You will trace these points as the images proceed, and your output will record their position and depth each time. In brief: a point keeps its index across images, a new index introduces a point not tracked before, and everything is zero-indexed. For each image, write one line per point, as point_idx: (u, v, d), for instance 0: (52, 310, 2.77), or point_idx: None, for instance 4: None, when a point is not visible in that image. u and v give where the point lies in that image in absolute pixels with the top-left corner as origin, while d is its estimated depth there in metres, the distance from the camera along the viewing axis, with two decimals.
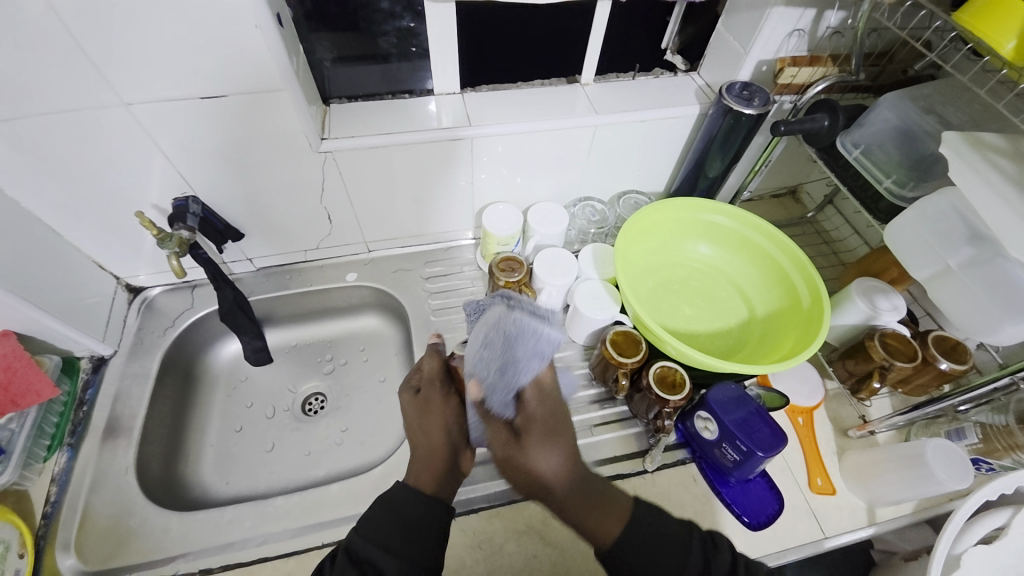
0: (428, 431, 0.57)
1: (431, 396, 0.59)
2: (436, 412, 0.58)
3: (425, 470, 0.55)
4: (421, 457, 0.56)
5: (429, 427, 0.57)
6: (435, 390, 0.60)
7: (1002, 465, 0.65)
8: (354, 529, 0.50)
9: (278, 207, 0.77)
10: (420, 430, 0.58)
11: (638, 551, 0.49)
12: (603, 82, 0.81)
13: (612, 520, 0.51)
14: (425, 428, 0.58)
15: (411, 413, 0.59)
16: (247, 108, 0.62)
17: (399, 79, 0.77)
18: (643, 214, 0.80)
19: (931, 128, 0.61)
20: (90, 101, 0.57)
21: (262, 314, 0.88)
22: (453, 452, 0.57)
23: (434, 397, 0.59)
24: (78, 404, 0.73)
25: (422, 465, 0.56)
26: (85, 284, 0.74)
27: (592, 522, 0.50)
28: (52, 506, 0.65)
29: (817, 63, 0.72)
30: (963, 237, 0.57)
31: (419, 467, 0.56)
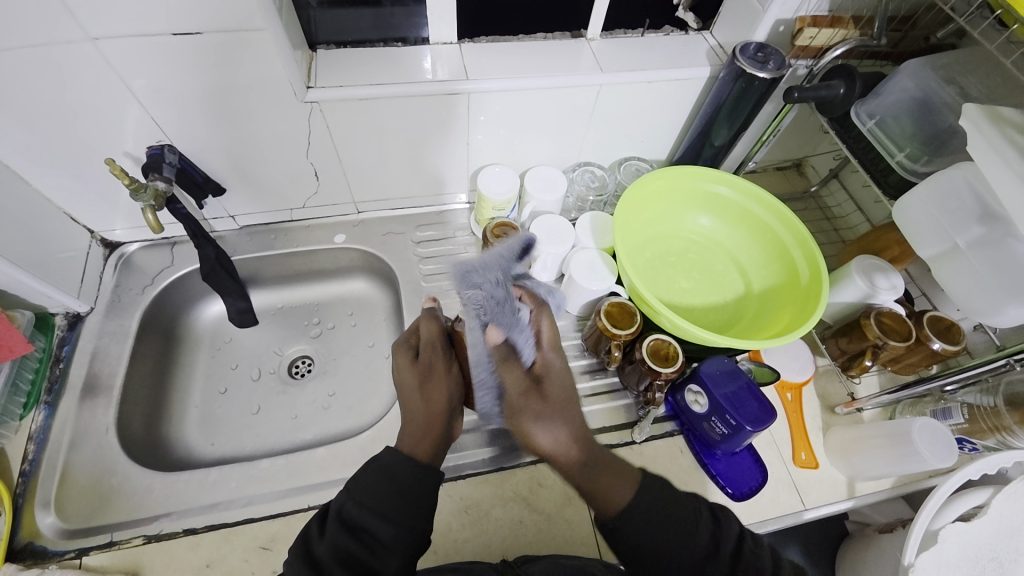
0: (430, 396, 0.55)
1: (434, 361, 0.58)
2: (434, 379, 0.57)
3: (423, 439, 0.53)
4: (417, 421, 0.54)
5: (430, 391, 0.56)
6: (437, 357, 0.58)
7: (987, 444, 0.66)
8: (346, 496, 0.49)
9: (261, 159, 0.73)
10: (419, 393, 0.56)
11: (641, 527, 0.48)
12: (610, 38, 0.76)
13: (623, 486, 0.50)
14: (424, 392, 0.56)
15: (410, 379, 0.57)
16: (226, 50, 0.57)
17: (391, 25, 0.71)
18: (644, 182, 0.77)
19: (951, 99, 0.58)
20: (50, 35, 0.52)
21: (246, 274, 0.85)
22: (450, 417, 0.56)
23: (436, 365, 0.58)
24: (54, 361, 0.70)
25: (418, 433, 0.54)
26: (56, 236, 0.71)
27: (602, 481, 0.49)
28: (31, 464, 0.63)
29: (837, 24, 0.67)
30: (973, 217, 0.56)
31: (413, 434, 0.54)
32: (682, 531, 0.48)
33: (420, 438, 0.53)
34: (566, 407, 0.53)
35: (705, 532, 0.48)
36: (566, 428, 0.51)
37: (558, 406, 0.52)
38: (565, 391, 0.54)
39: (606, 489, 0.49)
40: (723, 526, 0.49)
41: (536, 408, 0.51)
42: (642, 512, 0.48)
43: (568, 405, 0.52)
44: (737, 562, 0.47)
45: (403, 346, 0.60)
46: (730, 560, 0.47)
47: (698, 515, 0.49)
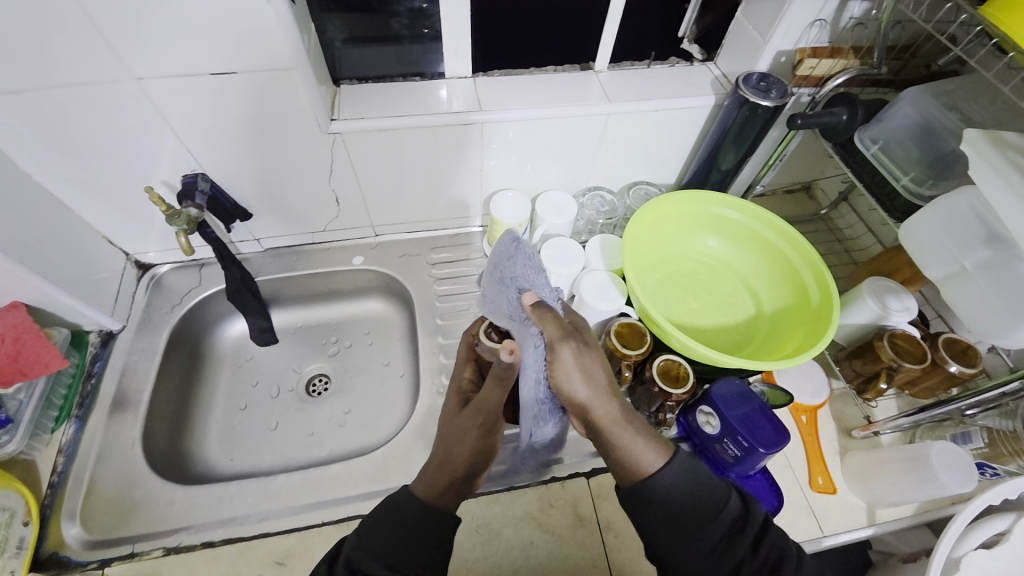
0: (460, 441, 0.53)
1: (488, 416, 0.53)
2: (465, 429, 0.53)
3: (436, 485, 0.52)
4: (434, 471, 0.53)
5: (452, 447, 0.53)
6: (480, 417, 0.53)
7: (1009, 469, 0.64)
8: (354, 541, 0.49)
9: (285, 187, 0.77)
10: (446, 437, 0.54)
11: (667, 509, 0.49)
12: (617, 70, 0.80)
13: (654, 453, 0.51)
14: (449, 440, 0.54)
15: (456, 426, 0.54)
16: (258, 87, 0.62)
17: (411, 61, 0.76)
18: (652, 206, 0.79)
19: (953, 125, 0.59)
20: (99, 75, 0.57)
21: (268, 295, 0.88)
22: (469, 478, 0.53)
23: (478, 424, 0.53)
24: (86, 377, 0.74)
25: (430, 476, 0.52)
26: (95, 259, 0.75)
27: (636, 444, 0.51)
28: (59, 476, 0.66)
29: (837, 55, 0.69)
30: (979, 239, 0.56)
31: (427, 479, 0.53)
32: (710, 510, 0.49)
33: (432, 484, 0.52)
34: (598, 368, 0.51)
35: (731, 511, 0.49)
36: (599, 380, 0.51)
37: (595, 363, 0.51)
38: (600, 357, 0.53)
39: (634, 450, 0.50)
40: (749, 518, 0.49)
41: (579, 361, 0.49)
42: (665, 509, 0.49)
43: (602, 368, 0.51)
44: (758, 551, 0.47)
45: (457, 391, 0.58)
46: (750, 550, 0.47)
47: (726, 497, 0.50)
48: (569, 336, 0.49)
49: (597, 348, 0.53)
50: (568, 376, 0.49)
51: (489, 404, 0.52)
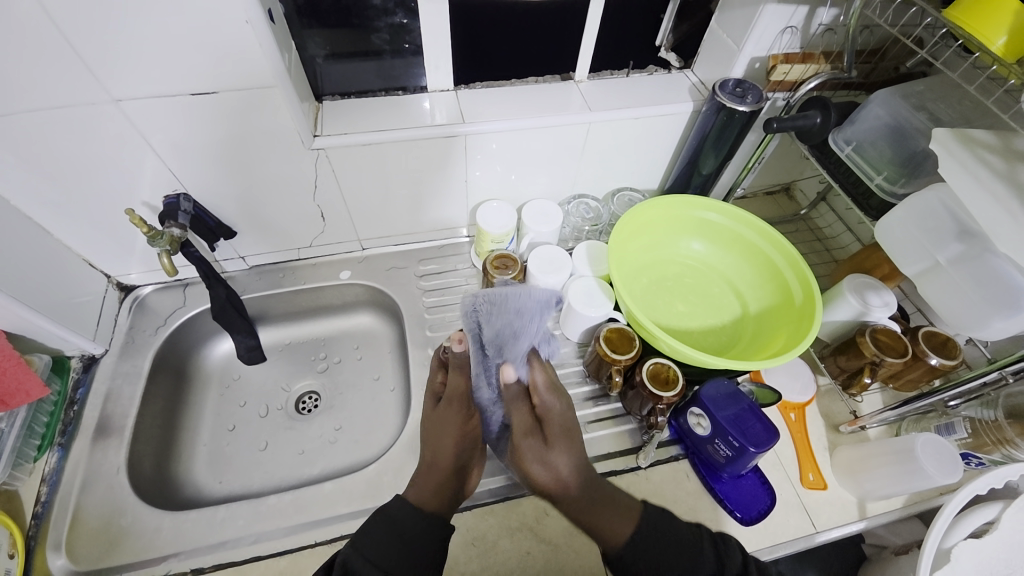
0: (437, 444, 0.56)
1: (460, 404, 0.58)
2: (445, 423, 0.57)
3: (426, 488, 0.54)
4: (424, 477, 0.55)
5: (438, 446, 0.56)
6: (456, 409, 0.57)
7: (993, 458, 0.66)
8: (352, 548, 0.48)
9: (269, 204, 0.77)
10: (429, 441, 0.57)
11: (651, 551, 0.49)
12: (597, 80, 0.81)
13: (624, 519, 0.51)
14: (435, 442, 0.56)
15: (443, 424, 0.57)
16: (238, 106, 0.62)
17: (392, 76, 0.76)
18: (636, 212, 0.80)
19: (922, 125, 0.61)
20: (76, 98, 0.57)
21: (255, 312, 0.88)
22: (459, 470, 0.56)
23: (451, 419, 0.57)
24: (68, 404, 0.72)
25: (423, 482, 0.55)
26: (75, 282, 0.74)
27: (603, 525, 0.51)
28: (43, 506, 0.64)
29: (809, 60, 0.72)
30: (952, 234, 0.57)
31: (419, 485, 0.55)
32: (686, 560, 0.49)
33: (426, 487, 0.54)
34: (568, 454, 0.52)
35: (709, 562, 0.49)
36: (567, 471, 0.52)
37: (559, 454, 0.52)
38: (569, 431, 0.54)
39: (607, 526, 0.50)
40: (727, 563, 0.49)
41: (537, 450, 0.52)
42: (647, 549, 0.50)
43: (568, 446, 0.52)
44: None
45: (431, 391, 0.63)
46: None
47: (701, 546, 0.50)
48: (532, 432, 0.53)
49: (563, 437, 0.53)
50: (534, 468, 0.52)
51: (463, 390, 0.58)
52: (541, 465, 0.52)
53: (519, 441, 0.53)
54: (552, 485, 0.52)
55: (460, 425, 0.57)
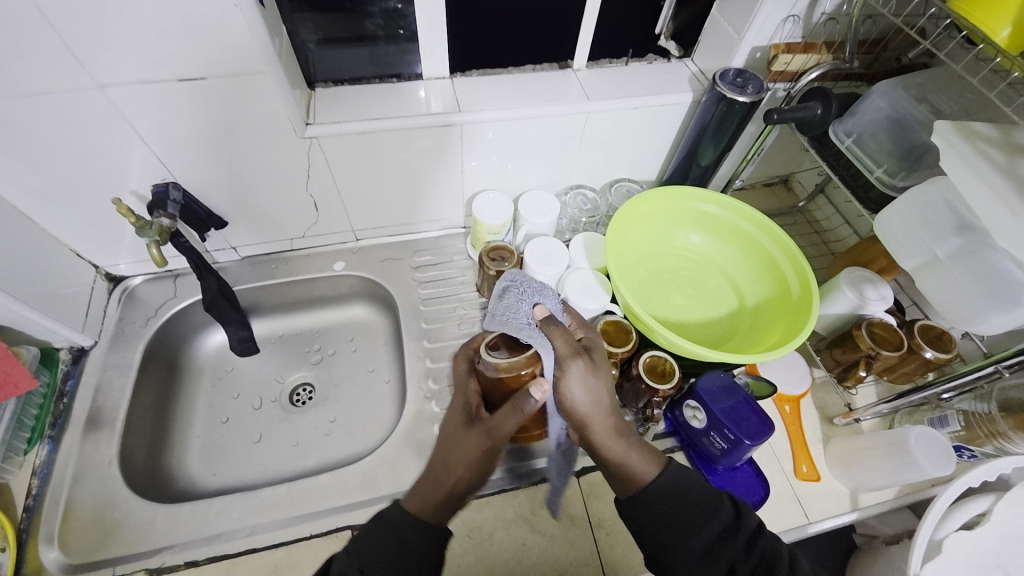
0: (450, 459, 0.52)
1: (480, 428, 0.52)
2: (469, 449, 0.51)
3: (430, 499, 0.51)
4: (429, 485, 0.51)
5: (450, 460, 0.52)
6: (484, 437, 0.51)
7: (985, 451, 0.67)
8: (346, 557, 0.48)
9: (260, 194, 0.75)
10: (444, 453, 0.53)
11: (666, 504, 0.50)
12: (595, 68, 0.79)
13: (649, 461, 0.52)
14: (450, 462, 0.52)
15: (458, 439, 0.53)
16: (228, 93, 0.60)
17: (386, 63, 0.74)
18: (634, 204, 0.79)
19: (923, 117, 0.61)
20: (60, 84, 0.55)
21: (248, 304, 0.86)
22: (466, 493, 0.52)
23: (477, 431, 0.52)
24: (58, 396, 0.71)
25: (425, 493, 0.51)
26: (63, 273, 0.72)
27: (631, 460, 0.52)
28: (34, 499, 0.64)
29: (811, 50, 0.70)
30: (951, 228, 0.57)
31: (421, 496, 0.51)
32: (705, 511, 0.49)
33: (428, 499, 0.51)
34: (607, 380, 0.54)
35: (728, 513, 0.50)
36: (604, 398, 0.52)
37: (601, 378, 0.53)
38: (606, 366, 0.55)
39: (635, 464, 0.52)
40: (743, 518, 0.50)
41: (583, 370, 0.52)
42: (663, 506, 0.50)
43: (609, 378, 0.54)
44: (751, 551, 0.48)
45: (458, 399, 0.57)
46: (743, 550, 0.48)
47: (721, 499, 0.51)
48: (579, 355, 0.52)
49: (605, 365, 0.55)
50: (575, 393, 0.51)
51: (502, 431, 0.51)
52: (583, 395, 0.52)
53: (565, 362, 0.52)
54: (589, 420, 0.52)
55: (477, 447, 0.51)
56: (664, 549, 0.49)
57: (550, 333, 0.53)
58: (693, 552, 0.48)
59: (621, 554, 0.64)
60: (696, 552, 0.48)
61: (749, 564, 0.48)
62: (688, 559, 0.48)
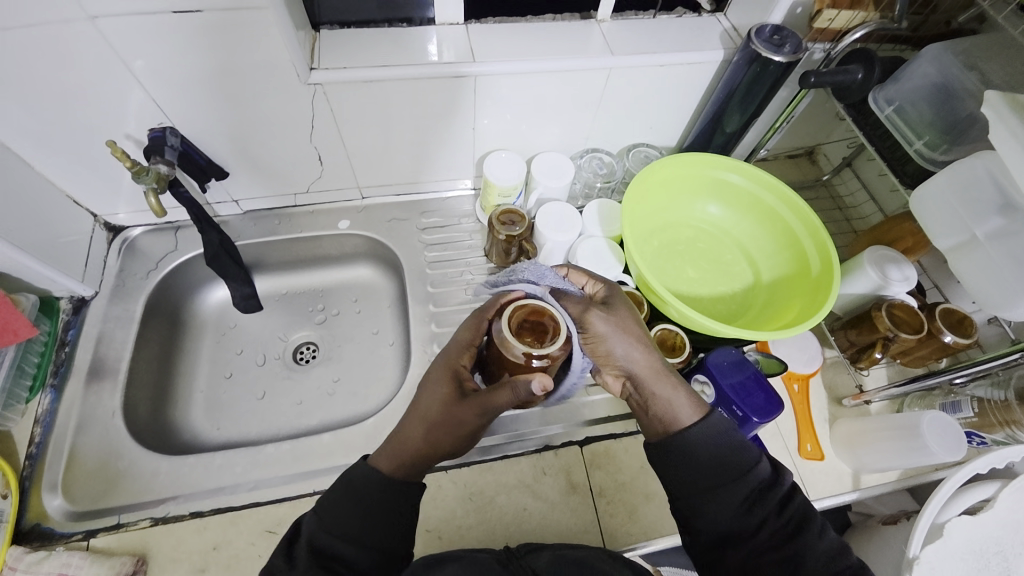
0: (432, 427, 0.50)
1: (473, 403, 0.49)
2: (457, 421, 0.50)
3: (407, 459, 0.50)
4: (406, 446, 0.51)
5: (431, 428, 0.51)
6: (477, 412, 0.49)
7: (996, 439, 0.66)
8: (316, 521, 0.47)
9: (263, 144, 0.72)
10: (425, 421, 0.51)
11: (700, 456, 0.49)
12: (620, 20, 0.74)
13: (688, 399, 0.51)
14: (430, 428, 0.50)
15: (442, 408, 0.51)
16: (226, 31, 0.56)
17: (396, 5, 0.70)
18: (652, 170, 0.76)
19: (972, 87, 0.56)
20: (47, 13, 0.51)
21: (251, 260, 0.85)
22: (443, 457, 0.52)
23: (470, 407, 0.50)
24: (59, 345, 0.70)
25: (395, 452, 0.51)
26: (60, 220, 0.70)
27: (671, 397, 0.52)
28: (38, 447, 0.64)
29: (859, 6, 0.64)
30: (993, 207, 0.54)
31: (394, 454, 0.51)
32: (739, 470, 0.48)
33: (402, 460, 0.50)
34: (631, 324, 0.55)
35: (760, 470, 0.49)
36: (631, 342, 0.54)
37: (624, 320, 0.55)
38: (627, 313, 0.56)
39: (673, 402, 0.51)
40: (779, 478, 0.49)
41: (601, 321, 0.53)
42: (697, 457, 0.49)
43: (632, 323, 0.54)
44: (784, 511, 0.47)
45: (448, 370, 0.53)
46: (775, 509, 0.47)
47: (757, 458, 0.49)
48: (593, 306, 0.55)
49: (626, 312, 0.56)
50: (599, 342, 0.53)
51: (496, 409, 0.49)
52: (608, 345, 0.53)
53: (585, 313, 0.54)
54: (618, 365, 0.53)
55: (463, 421, 0.50)
56: (693, 499, 0.48)
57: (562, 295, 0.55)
58: (722, 507, 0.47)
59: (621, 522, 0.64)
60: (726, 507, 0.47)
61: (778, 525, 0.47)
62: (715, 515, 0.48)
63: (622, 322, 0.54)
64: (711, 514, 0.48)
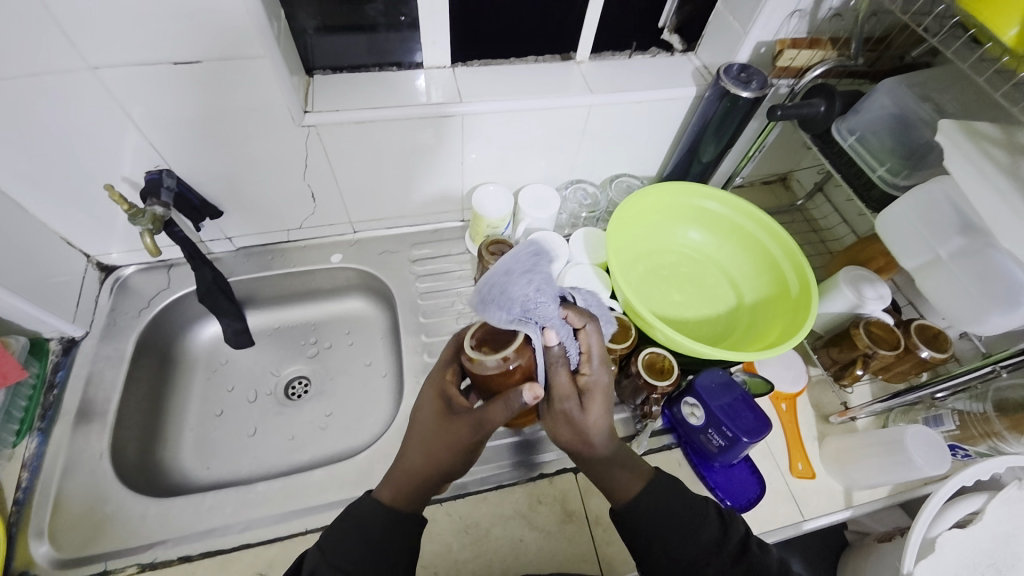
0: (429, 450, 0.51)
1: (464, 422, 0.49)
2: (450, 440, 0.50)
3: (405, 488, 0.51)
4: (403, 473, 0.51)
5: (429, 451, 0.51)
6: (468, 431, 0.49)
7: (979, 451, 0.67)
8: (318, 553, 0.47)
9: (257, 183, 0.74)
10: (421, 446, 0.51)
11: (647, 516, 0.51)
12: (599, 60, 0.78)
13: (631, 485, 0.53)
14: (427, 451, 0.51)
15: (437, 431, 0.51)
16: (223, 78, 0.59)
17: (385, 51, 0.73)
18: (635, 199, 0.79)
19: (927, 116, 0.61)
20: (52, 64, 0.53)
21: (243, 295, 0.85)
22: (443, 479, 0.52)
23: (462, 427, 0.49)
24: (48, 387, 0.70)
25: (398, 481, 0.51)
26: (53, 262, 0.71)
27: (615, 483, 0.53)
28: (23, 492, 0.62)
29: (817, 46, 0.70)
30: (954, 228, 0.57)
31: (395, 483, 0.51)
32: (691, 524, 0.50)
33: (400, 488, 0.51)
34: (602, 410, 0.52)
35: (716, 522, 0.51)
36: (594, 432, 0.52)
37: (594, 411, 0.51)
38: (605, 397, 0.52)
39: (618, 486, 0.53)
40: (731, 531, 0.51)
41: (571, 409, 0.51)
42: (646, 515, 0.51)
43: (603, 410, 0.51)
44: (739, 564, 0.48)
45: (440, 389, 0.53)
46: (730, 562, 0.48)
47: (708, 513, 0.51)
48: (567, 364, 0.50)
49: (602, 398, 0.52)
50: (561, 426, 0.52)
51: (491, 424, 0.48)
52: (569, 428, 0.52)
53: (554, 403, 0.50)
54: (573, 445, 0.53)
55: (457, 442, 0.50)
56: (648, 558, 0.50)
57: (549, 365, 0.49)
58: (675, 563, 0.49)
59: (618, 549, 0.64)
60: (679, 565, 0.49)
61: None
62: (670, 572, 0.49)
63: (591, 410, 0.51)
64: (668, 572, 0.49)
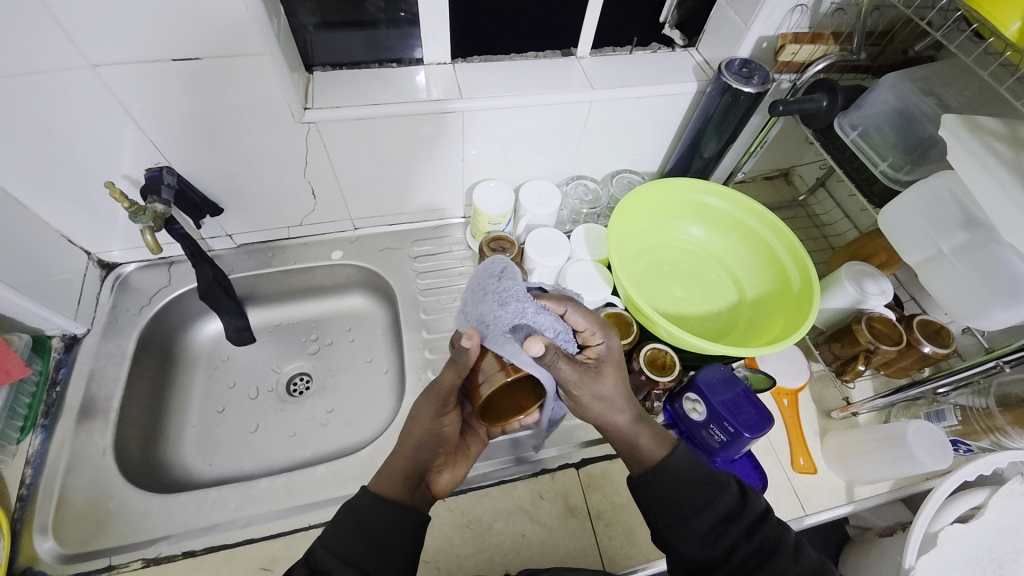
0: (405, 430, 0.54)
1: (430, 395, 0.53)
2: (419, 414, 0.54)
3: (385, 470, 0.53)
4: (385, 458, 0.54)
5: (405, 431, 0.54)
6: (431, 400, 0.53)
7: (982, 445, 0.67)
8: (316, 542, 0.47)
9: (257, 180, 0.74)
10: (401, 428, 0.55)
11: (671, 484, 0.50)
12: (599, 56, 0.78)
13: (655, 447, 0.53)
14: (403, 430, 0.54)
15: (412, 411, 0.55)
16: (223, 75, 0.59)
17: (385, 47, 0.73)
18: (636, 195, 0.79)
19: (931, 110, 0.60)
20: (51, 62, 0.53)
21: (244, 293, 0.85)
22: (418, 462, 0.53)
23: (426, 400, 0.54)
24: (51, 384, 0.70)
25: (384, 466, 0.53)
26: (54, 259, 0.71)
27: (638, 446, 0.53)
28: (28, 489, 0.63)
29: (818, 40, 0.70)
30: (957, 223, 0.57)
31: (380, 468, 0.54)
32: (711, 494, 0.50)
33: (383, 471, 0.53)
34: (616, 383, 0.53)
35: (731, 498, 0.50)
36: (612, 401, 0.52)
37: (607, 382, 0.52)
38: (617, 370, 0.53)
39: (641, 450, 0.53)
40: (749, 503, 0.50)
41: (587, 387, 0.51)
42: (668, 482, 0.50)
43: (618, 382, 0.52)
44: (754, 537, 0.48)
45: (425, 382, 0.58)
46: (745, 534, 0.48)
47: (728, 485, 0.51)
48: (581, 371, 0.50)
49: (612, 370, 0.53)
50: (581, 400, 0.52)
51: (442, 390, 0.52)
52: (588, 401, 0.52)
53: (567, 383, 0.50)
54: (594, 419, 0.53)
55: (423, 415, 0.53)
56: (664, 524, 0.49)
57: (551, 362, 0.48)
58: (692, 531, 0.48)
59: (619, 544, 0.64)
60: (696, 534, 0.48)
61: (748, 550, 0.47)
62: (686, 541, 0.48)
63: (605, 383, 0.52)
64: (684, 541, 0.48)
